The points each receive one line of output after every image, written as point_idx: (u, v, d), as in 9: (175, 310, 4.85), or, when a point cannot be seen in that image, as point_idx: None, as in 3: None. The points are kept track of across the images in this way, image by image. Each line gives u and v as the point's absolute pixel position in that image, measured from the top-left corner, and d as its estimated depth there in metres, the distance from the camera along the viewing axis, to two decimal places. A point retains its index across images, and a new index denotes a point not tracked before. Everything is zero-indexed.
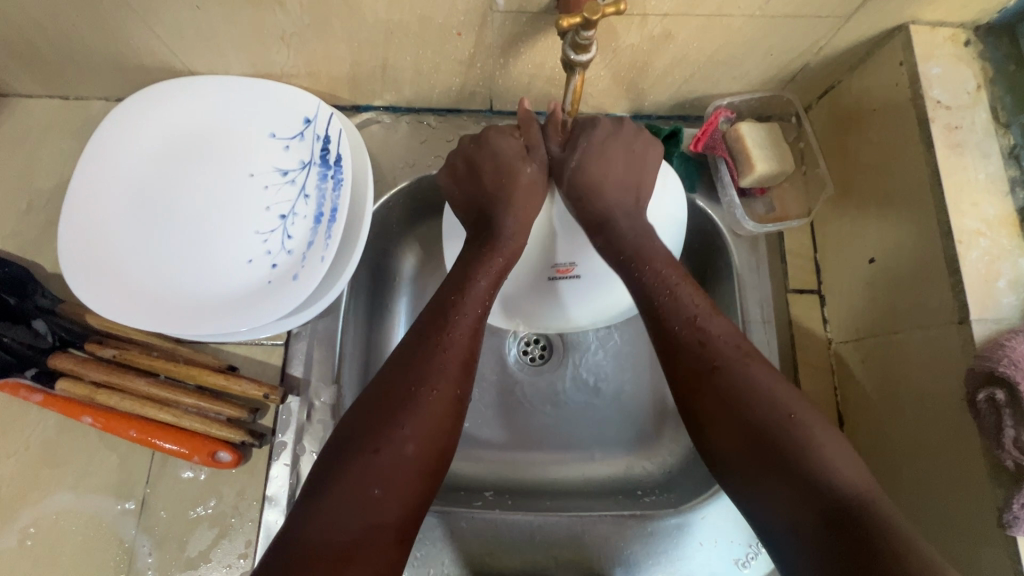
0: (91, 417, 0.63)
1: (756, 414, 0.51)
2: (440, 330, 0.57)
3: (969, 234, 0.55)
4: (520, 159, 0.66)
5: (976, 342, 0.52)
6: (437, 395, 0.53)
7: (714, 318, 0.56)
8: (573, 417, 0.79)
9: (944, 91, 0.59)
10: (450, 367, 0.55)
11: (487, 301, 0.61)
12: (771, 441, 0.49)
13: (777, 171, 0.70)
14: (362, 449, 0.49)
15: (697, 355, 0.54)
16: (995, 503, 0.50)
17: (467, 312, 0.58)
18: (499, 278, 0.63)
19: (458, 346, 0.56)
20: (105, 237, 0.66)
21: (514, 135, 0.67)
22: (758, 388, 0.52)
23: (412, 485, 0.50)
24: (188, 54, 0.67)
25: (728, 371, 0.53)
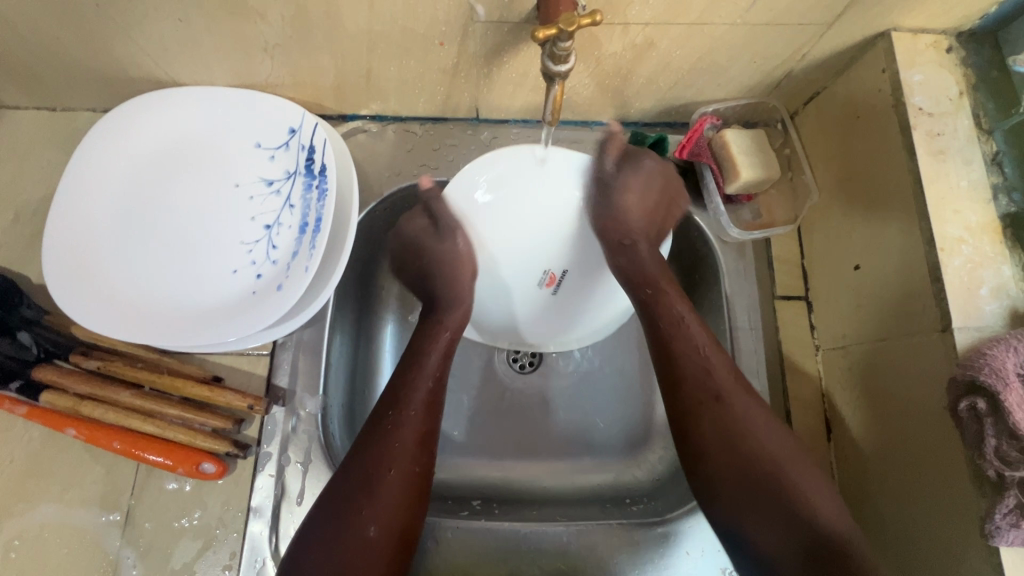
0: (76, 430, 0.63)
1: (758, 446, 0.56)
2: (394, 408, 0.58)
3: (952, 241, 0.54)
4: (431, 239, 0.68)
5: (959, 350, 0.51)
6: (391, 478, 0.55)
7: (718, 353, 0.61)
8: (561, 425, 0.79)
9: (926, 97, 0.59)
10: (410, 441, 0.57)
11: (438, 375, 0.62)
12: (763, 474, 0.55)
13: (763, 179, 0.70)
14: (326, 533, 0.52)
15: (700, 387, 0.59)
16: (978, 513, 0.49)
17: (427, 371, 0.62)
18: (448, 353, 0.65)
19: (413, 423, 0.58)
20: (89, 249, 0.66)
21: (420, 215, 0.69)
22: (761, 427, 0.57)
23: (379, 568, 0.52)
24: (173, 65, 0.67)
25: (733, 404, 0.58)
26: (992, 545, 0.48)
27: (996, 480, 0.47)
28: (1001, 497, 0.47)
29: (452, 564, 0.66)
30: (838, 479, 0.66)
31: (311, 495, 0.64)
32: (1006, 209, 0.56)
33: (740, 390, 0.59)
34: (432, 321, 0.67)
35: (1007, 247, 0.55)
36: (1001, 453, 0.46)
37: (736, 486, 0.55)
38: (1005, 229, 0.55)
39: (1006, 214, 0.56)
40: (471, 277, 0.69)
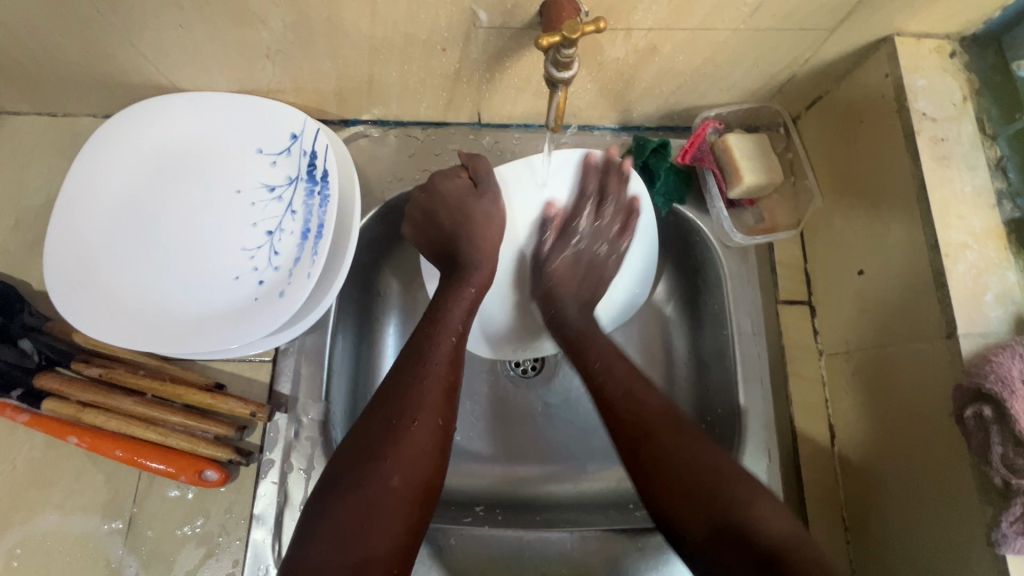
0: (77, 437, 0.62)
1: (694, 470, 0.55)
2: (416, 363, 0.58)
3: (956, 247, 0.54)
4: (470, 197, 0.68)
5: (964, 357, 0.51)
6: (416, 427, 0.55)
7: (649, 390, 0.61)
8: (564, 430, 0.79)
9: (930, 102, 0.58)
10: (435, 391, 0.57)
11: (461, 329, 0.63)
12: (706, 508, 0.53)
13: (765, 183, 0.70)
14: (348, 485, 0.51)
15: (634, 433, 0.58)
16: (983, 520, 0.49)
17: (450, 327, 0.62)
18: (472, 307, 0.65)
19: (436, 375, 0.58)
20: (90, 255, 0.66)
21: (459, 175, 0.68)
22: (694, 453, 0.56)
23: (400, 519, 0.51)
24: (174, 71, 0.67)
25: (658, 442, 0.57)
26: (998, 553, 0.47)
27: (1003, 488, 0.47)
28: (1008, 503, 0.47)
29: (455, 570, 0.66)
30: (841, 484, 0.66)
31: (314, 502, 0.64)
32: (1010, 214, 0.56)
33: (667, 423, 0.58)
34: (453, 282, 0.66)
35: (1011, 252, 0.54)
36: (1007, 460, 0.46)
37: (693, 515, 0.53)
38: (1009, 234, 0.55)
39: (1010, 219, 0.55)
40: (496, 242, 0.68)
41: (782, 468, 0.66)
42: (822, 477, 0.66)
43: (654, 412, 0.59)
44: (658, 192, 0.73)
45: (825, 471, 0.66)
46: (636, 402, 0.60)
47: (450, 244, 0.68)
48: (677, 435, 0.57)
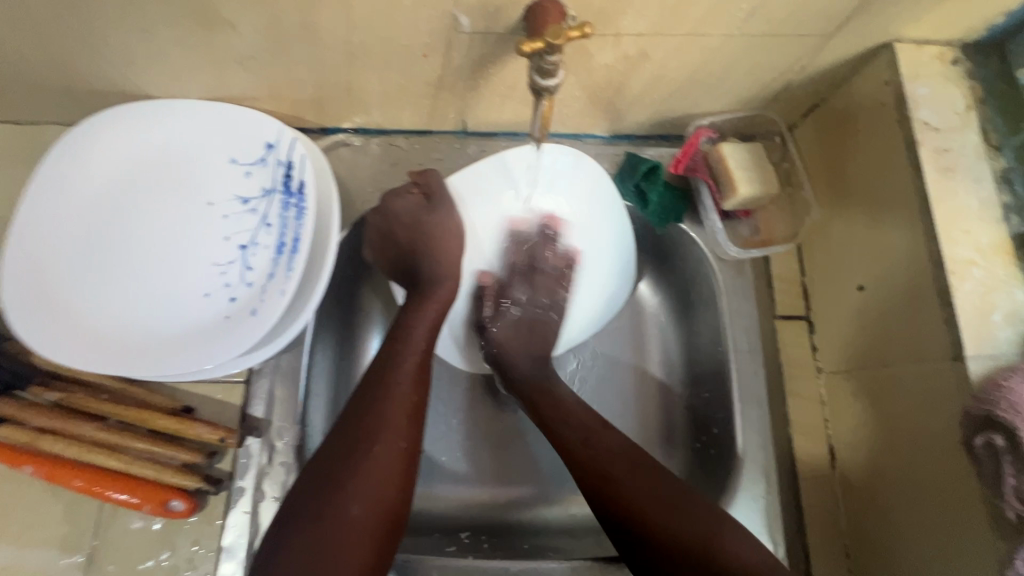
0: (33, 466, 0.58)
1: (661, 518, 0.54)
2: (380, 382, 0.56)
3: (962, 263, 0.52)
4: (424, 213, 0.65)
5: (971, 381, 0.48)
6: (378, 452, 0.52)
7: (607, 431, 0.62)
8: (553, 449, 0.75)
9: (932, 111, 0.56)
10: (401, 409, 0.55)
11: (426, 347, 0.60)
12: (683, 551, 0.53)
13: (761, 194, 0.68)
14: (307, 516, 0.49)
15: (594, 477, 0.58)
16: (996, 556, 0.46)
17: (415, 345, 0.60)
18: (436, 327, 0.62)
19: (400, 398, 0.56)
20: (51, 272, 0.62)
21: (409, 192, 0.66)
22: (659, 491, 0.56)
23: (363, 550, 0.48)
24: (142, 78, 0.64)
25: (618, 483, 0.57)
26: None
27: (1015, 522, 0.44)
28: (1021, 539, 0.44)
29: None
30: (844, 510, 0.63)
31: None
32: (1017, 229, 0.53)
33: (625, 463, 0.58)
34: (420, 294, 0.64)
35: (1020, 269, 0.52)
36: (1021, 494, 0.43)
37: (665, 552, 0.53)
38: (1017, 250, 0.52)
39: (1018, 234, 0.53)
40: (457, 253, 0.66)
41: (781, 494, 0.63)
42: (823, 503, 0.63)
43: (611, 452, 0.60)
44: (653, 212, 0.72)
45: (825, 497, 0.63)
46: (594, 447, 0.60)
47: (412, 262, 0.66)
48: (634, 473, 0.58)
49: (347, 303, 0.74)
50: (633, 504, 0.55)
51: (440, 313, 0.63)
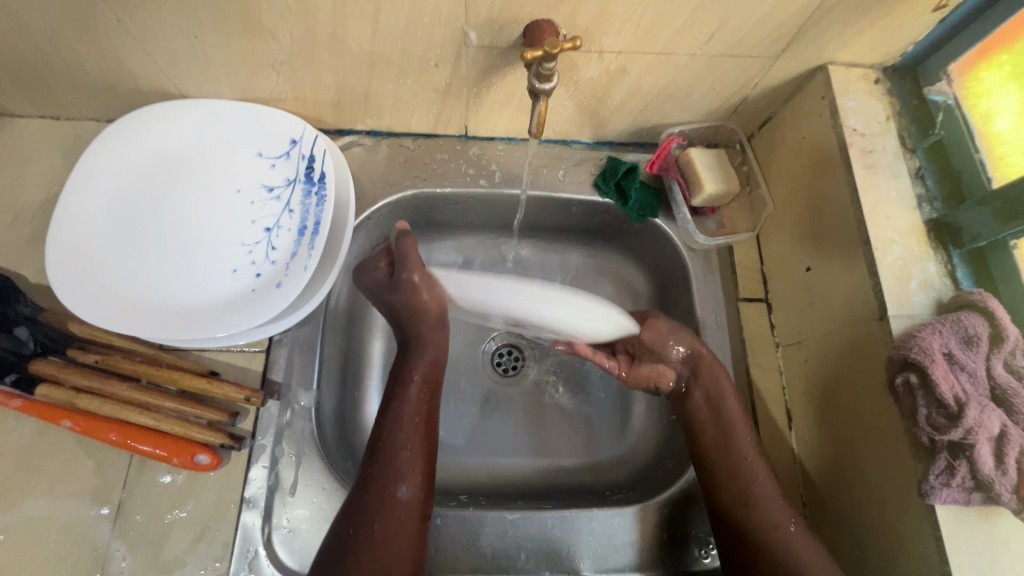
0: (71, 421, 0.64)
1: (753, 483, 0.66)
2: (378, 464, 0.63)
3: (885, 242, 0.62)
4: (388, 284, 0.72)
5: (893, 335, 0.58)
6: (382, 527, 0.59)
7: (734, 401, 0.71)
8: (544, 423, 0.85)
9: (859, 120, 0.68)
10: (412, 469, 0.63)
11: (419, 427, 0.67)
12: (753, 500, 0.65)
13: (724, 192, 0.79)
14: None
15: (712, 441, 0.69)
16: (915, 476, 0.55)
17: (404, 421, 0.66)
18: (427, 409, 0.69)
19: (399, 473, 0.62)
20: (91, 249, 0.68)
21: (378, 266, 0.74)
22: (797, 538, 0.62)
23: None
24: (183, 79, 0.72)
25: (736, 452, 0.68)
26: (929, 505, 0.53)
27: (929, 445, 0.54)
28: (933, 459, 0.53)
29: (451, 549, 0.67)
30: (799, 465, 0.71)
31: (305, 487, 0.67)
32: (929, 215, 0.64)
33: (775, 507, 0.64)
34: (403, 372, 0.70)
35: (932, 247, 0.63)
36: (931, 420, 0.53)
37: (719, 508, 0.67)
38: (929, 232, 0.63)
39: (930, 219, 0.64)
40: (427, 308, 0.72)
41: None
42: (782, 458, 0.72)
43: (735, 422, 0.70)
44: (632, 208, 0.82)
45: (783, 454, 0.72)
46: (717, 406, 0.71)
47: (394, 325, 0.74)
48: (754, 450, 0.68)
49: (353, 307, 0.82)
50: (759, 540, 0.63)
51: (431, 378, 0.71)
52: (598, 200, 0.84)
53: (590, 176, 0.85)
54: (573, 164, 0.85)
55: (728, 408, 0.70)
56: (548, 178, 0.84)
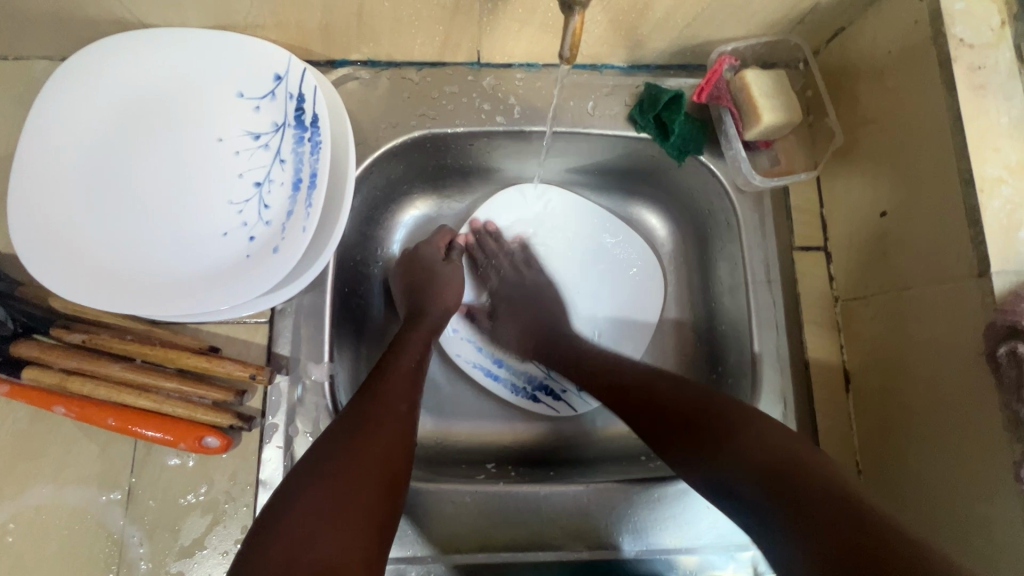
0: (65, 407, 0.59)
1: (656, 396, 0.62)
2: (354, 436, 0.55)
3: (991, 182, 0.52)
4: (416, 284, 0.75)
5: (996, 296, 0.50)
6: (348, 501, 0.51)
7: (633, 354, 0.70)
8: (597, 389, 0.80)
9: (967, 28, 0.54)
10: (372, 472, 0.54)
11: (407, 416, 0.60)
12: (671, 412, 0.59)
13: (784, 123, 0.67)
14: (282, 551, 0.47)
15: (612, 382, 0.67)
16: (1010, 458, 0.49)
17: (390, 409, 0.59)
18: (411, 390, 0.62)
19: (375, 454, 0.55)
20: (57, 215, 0.60)
21: (402, 273, 0.77)
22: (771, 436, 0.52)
23: None
24: (138, 4, 0.59)
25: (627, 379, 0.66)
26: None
27: None
28: None
29: (434, 530, 0.63)
30: (857, 431, 0.66)
31: None
32: None
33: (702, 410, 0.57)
34: (383, 366, 0.64)
35: None
36: None
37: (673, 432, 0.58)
38: None
39: None
40: (445, 296, 0.76)
41: (798, 413, 0.67)
42: (836, 422, 0.67)
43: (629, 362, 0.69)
44: (672, 144, 0.71)
45: (839, 416, 0.67)
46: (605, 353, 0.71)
47: (408, 301, 0.75)
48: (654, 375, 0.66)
49: (361, 261, 0.78)
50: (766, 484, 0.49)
51: (415, 369, 0.65)
52: (633, 135, 0.73)
53: (624, 108, 0.73)
54: (604, 93, 0.73)
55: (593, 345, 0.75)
56: (575, 111, 0.73)
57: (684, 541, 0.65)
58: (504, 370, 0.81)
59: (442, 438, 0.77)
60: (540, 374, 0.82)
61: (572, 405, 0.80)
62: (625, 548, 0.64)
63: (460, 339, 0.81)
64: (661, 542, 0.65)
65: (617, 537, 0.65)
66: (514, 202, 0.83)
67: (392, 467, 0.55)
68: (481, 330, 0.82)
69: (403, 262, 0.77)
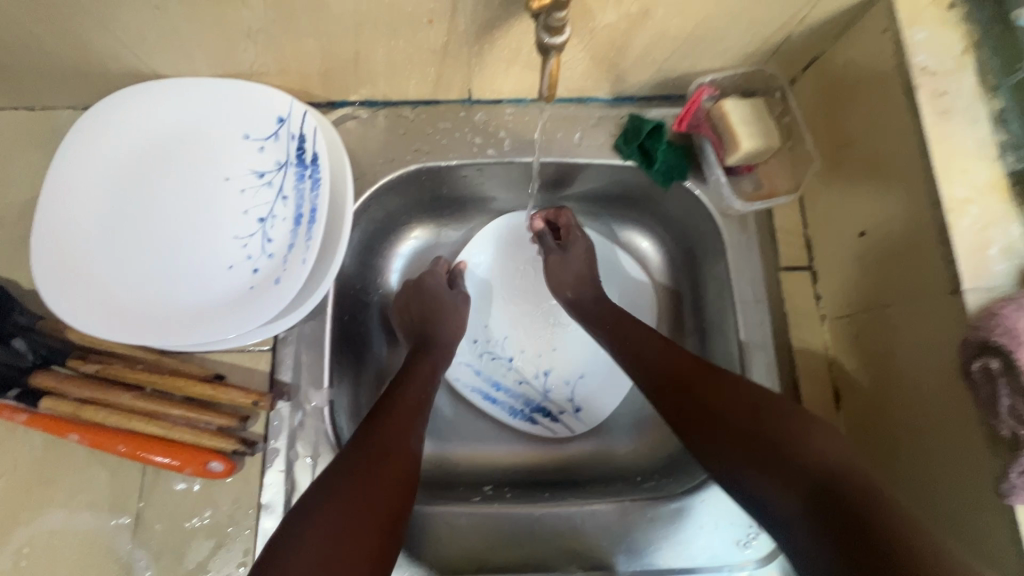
0: (78, 434, 0.62)
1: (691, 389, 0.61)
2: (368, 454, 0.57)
3: (959, 203, 0.53)
4: (427, 314, 0.77)
5: (969, 312, 0.51)
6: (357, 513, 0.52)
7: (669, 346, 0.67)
8: (594, 410, 0.82)
9: (930, 56, 0.57)
10: (383, 493, 0.55)
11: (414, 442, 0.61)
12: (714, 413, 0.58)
13: (764, 148, 0.70)
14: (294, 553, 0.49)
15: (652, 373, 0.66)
16: (992, 472, 0.49)
17: (401, 437, 0.60)
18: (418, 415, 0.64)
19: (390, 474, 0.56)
20: (76, 253, 0.64)
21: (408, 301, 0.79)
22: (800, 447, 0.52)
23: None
24: (154, 58, 0.64)
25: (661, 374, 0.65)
26: (1007, 505, 0.48)
27: (1010, 440, 0.48)
28: (1015, 455, 0.47)
29: (432, 554, 0.64)
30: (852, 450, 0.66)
31: None
32: (1013, 167, 0.54)
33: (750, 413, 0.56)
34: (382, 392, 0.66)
35: (1014, 206, 0.53)
36: (1015, 413, 0.47)
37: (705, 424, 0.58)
38: (1013, 187, 0.54)
39: (1013, 172, 0.54)
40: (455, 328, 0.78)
41: None
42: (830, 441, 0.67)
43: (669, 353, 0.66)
44: (658, 171, 0.74)
45: None
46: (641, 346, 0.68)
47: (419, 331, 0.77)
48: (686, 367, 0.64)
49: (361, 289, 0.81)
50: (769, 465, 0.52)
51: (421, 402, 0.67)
52: (620, 163, 0.76)
53: (610, 138, 0.76)
54: (590, 124, 0.76)
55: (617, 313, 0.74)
56: (563, 143, 0.76)
57: (680, 561, 0.65)
58: (503, 394, 0.83)
59: (441, 461, 0.79)
60: (538, 398, 0.83)
61: (571, 427, 0.82)
62: (621, 568, 0.65)
63: (457, 364, 0.83)
64: (658, 562, 0.65)
65: (612, 556, 0.65)
66: (509, 232, 0.87)
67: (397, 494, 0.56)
68: (480, 353, 0.84)
69: (405, 292, 0.80)
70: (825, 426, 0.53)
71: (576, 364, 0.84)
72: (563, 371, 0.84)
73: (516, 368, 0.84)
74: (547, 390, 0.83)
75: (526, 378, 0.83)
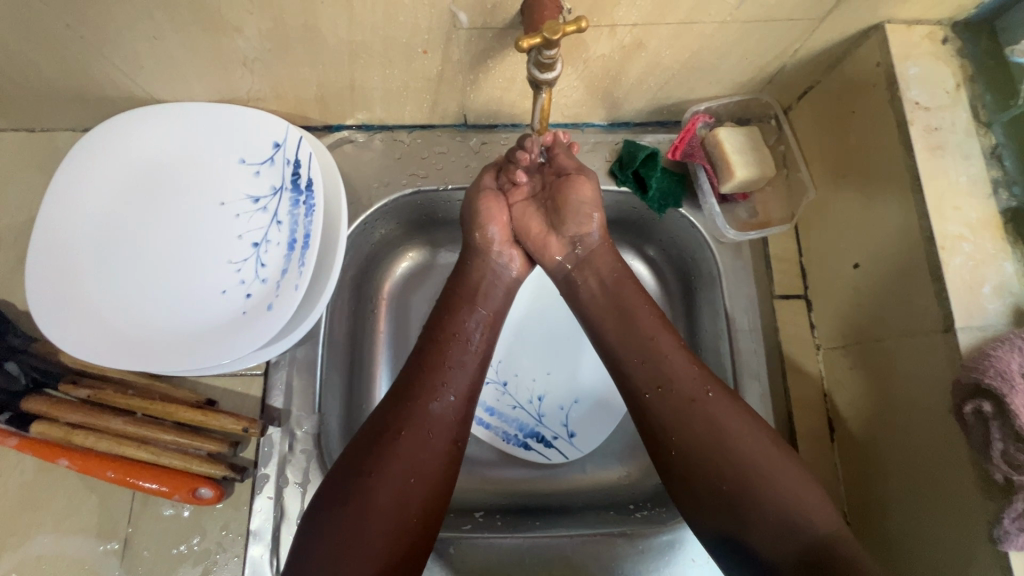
0: (68, 459, 0.62)
1: (687, 429, 0.56)
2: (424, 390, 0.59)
3: (952, 239, 0.53)
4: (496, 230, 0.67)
5: (962, 352, 0.51)
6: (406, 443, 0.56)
7: (675, 355, 0.60)
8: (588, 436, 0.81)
9: (922, 91, 0.57)
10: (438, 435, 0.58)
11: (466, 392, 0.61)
12: (706, 457, 0.55)
13: (758, 177, 0.70)
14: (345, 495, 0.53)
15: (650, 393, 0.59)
16: (984, 515, 0.49)
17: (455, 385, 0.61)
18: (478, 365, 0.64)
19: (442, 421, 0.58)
20: (72, 277, 0.64)
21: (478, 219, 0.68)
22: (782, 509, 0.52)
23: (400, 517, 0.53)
24: (152, 84, 0.65)
25: (657, 399, 0.58)
26: (1001, 549, 0.48)
27: (1004, 484, 0.48)
28: (1010, 501, 0.47)
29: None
30: (843, 482, 0.66)
31: None
32: (1006, 204, 0.55)
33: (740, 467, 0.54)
34: None
35: (1009, 242, 0.54)
36: (1008, 457, 0.47)
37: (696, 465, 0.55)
38: (1005, 225, 0.54)
39: (1007, 208, 0.55)
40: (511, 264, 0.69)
41: None
42: (822, 472, 0.67)
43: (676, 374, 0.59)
44: (653, 198, 0.73)
45: (825, 467, 0.67)
46: (651, 363, 0.60)
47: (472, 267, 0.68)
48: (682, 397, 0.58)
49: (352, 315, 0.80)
50: (750, 514, 0.53)
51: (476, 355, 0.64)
52: (614, 189, 0.75)
53: (605, 164, 0.76)
54: (585, 150, 0.76)
55: (632, 290, 0.64)
56: None
57: None
58: (497, 418, 0.81)
59: None
60: (532, 422, 0.82)
61: (564, 453, 0.80)
62: None
63: None
64: None
65: None
66: None
67: (427, 519, 0.55)
68: None
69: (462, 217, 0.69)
70: (811, 479, 0.54)
71: (570, 390, 0.83)
72: (557, 396, 0.82)
73: (509, 393, 0.82)
74: (541, 414, 0.82)
75: (520, 402, 0.81)
